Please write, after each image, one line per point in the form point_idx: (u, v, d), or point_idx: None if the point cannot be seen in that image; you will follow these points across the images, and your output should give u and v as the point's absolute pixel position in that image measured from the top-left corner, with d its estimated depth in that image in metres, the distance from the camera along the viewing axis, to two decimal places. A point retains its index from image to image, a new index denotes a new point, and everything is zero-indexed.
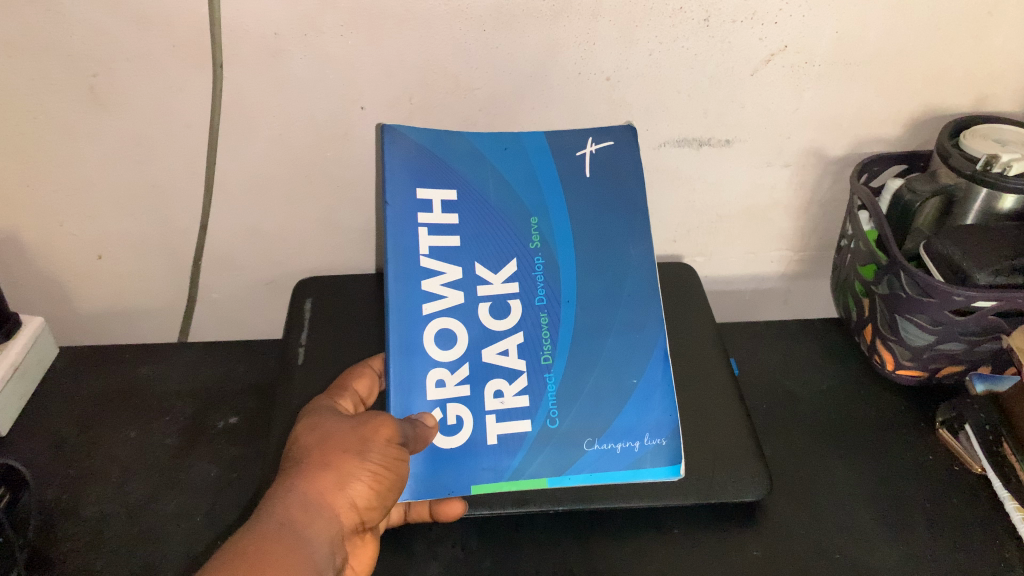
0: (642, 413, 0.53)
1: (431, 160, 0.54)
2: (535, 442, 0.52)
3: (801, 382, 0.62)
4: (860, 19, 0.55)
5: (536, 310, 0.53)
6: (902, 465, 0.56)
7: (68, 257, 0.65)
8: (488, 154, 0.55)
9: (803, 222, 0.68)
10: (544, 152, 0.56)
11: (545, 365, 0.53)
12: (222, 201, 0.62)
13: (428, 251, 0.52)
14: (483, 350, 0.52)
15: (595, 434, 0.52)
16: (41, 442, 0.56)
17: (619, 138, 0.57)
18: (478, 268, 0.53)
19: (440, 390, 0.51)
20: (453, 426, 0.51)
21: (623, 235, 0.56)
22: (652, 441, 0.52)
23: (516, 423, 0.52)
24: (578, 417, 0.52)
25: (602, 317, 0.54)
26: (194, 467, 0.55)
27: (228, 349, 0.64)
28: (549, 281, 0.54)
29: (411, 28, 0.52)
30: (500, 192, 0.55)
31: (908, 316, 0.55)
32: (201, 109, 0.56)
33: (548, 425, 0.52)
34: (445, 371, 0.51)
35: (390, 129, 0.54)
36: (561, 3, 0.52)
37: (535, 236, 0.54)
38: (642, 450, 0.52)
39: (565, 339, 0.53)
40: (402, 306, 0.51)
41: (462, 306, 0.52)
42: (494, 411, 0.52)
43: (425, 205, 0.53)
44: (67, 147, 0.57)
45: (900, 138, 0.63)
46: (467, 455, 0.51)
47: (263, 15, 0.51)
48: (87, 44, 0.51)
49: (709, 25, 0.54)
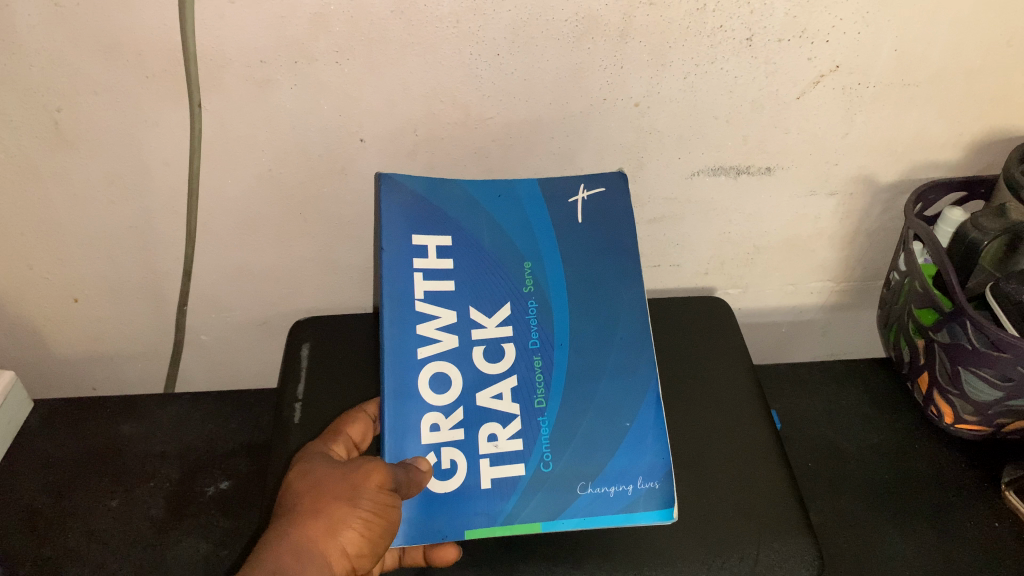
0: (635, 456, 0.46)
1: (424, 208, 0.48)
2: (527, 487, 0.45)
3: (850, 437, 0.57)
4: (924, 35, 0.48)
5: (530, 353, 0.47)
6: (965, 532, 0.50)
7: (42, 301, 0.59)
8: (482, 202, 0.49)
9: (847, 252, 0.62)
10: (537, 199, 0.50)
11: (539, 409, 0.46)
12: (209, 242, 0.56)
13: (423, 295, 0.47)
14: (476, 394, 0.46)
15: (588, 476, 0.45)
16: (12, 515, 0.51)
17: (610, 185, 0.51)
18: (473, 312, 0.47)
19: (435, 434, 0.45)
20: (448, 471, 0.45)
21: (614, 280, 0.49)
22: (645, 484, 0.45)
23: (511, 467, 0.45)
24: (573, 460, 0.45)
25: (597, 359, 0.48)
26: (181, 543, 0.50)
27: (218, 401, 0.59)
28: (542, 323, 0.48)
29: (416, 54, 0.46)
30: (495, 239, 0.49)
31: (973, 369, 0.50)
32: (180, 146, 0.50)
33: (540, 469, 0.45)
34: (439, 415, 0.45)
35: (387, 177, 0.49)
36: (586, 24, 0.46)
37: (529, 280, 0.48)
38: (637, 494, 0.45)
39: (558, 381, 0.47)
40: (392, 351, 0.45)
41: (456, 350, 0.46)
42: (487, 455, 0.45)
43: (419, 250, 0.47)
44: (33, 188, 0.51)
45: (958, 162, 0.56)
46: (459, 500, 0.44)
47: (246, 42, 0.44)
48: (46, 78, 0.45)
49: (751, 44, 0.48)
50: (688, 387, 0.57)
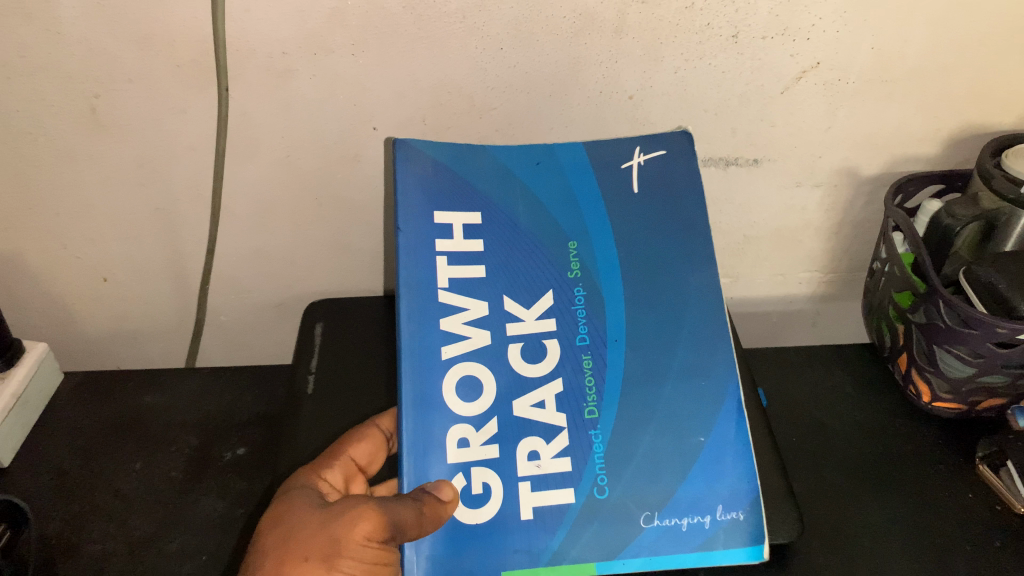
0: (711, 483, 0.46)
1: (448, 179, 0.50)
2: (577, 518, 0.45)
3: (833, 416, 0.60)
4: (898, 34, 0.52)
5: (577, 351, 0.47)
6: (940, 503, 0.53)
7: (72, 280, 0.63)
8: (518, 174, 0.51)
9: (833, 243, 0.66)
10: (581, 167, 0.51)
11: (590, 423, 0.46)
12: (231, 225, 0.60)
13: (448, 285, 0.48)
14: (513, 402, 0.46)
15: (655, 507, 0.46)
16: (43, 475, 0.54)
17: (670, 146, 0.52)
18: (507, 303, 0.48)
19: (462, 451, 0.45)
20: (479, 496, 0.45)
21: (680, 263, 0.50)
22: (727, 515, 0.46)
23: (556, 492, 0.45)
24: (631, 485, 0.46)
25: (657, 365, 0.48)
26: (200, 502, 0.53)
27: (236, 375, 0.62)
28: (591, 316, 0.48)
29: (425, 47, 0.50)
30: (531, 214, 0.50)
31: (946, 347, 0.53)
32: (206, 133, 0.54)
33: (594, 494, 0.45)
34: (468, 429, 0.46)
35: (403, 146, 0.50)
36: (582, 21, 0.49)
37: (575, 264, 0.49)
38: (715, 529, 0.46)
39: (612, 388, 0.47)
40: (418, 345, 0.46)
41: (489, 350, 0.47)
42: (528, 478, 0.45)
43: (444, 229, 0.49)
44: (68, 169, 0.55)
45: (937, 156, 0.60)
46: (493, 533, 0.45)
47: (269, 33, 0.48)
48: (85, 66, 0.49)
49: (738, 41, 0.51)
50: None
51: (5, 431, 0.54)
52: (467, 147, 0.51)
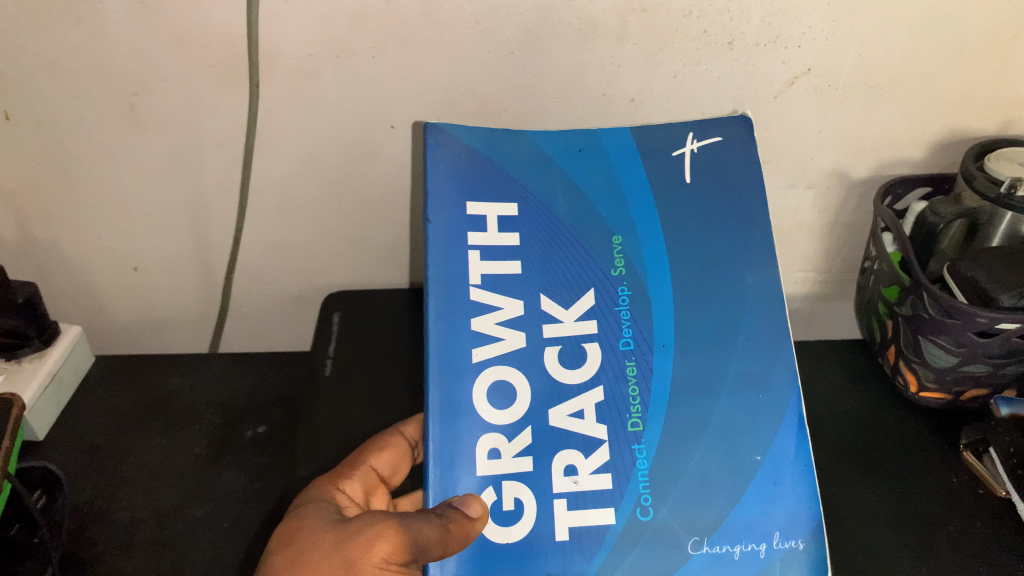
0: (765, 507, 0.47)
1: (482, 166, 0.51)
2: (618, 542, 0.45)
3: (824, 405, 0.63)
4: (883, 43, 0.55)
5: (621, 356, 0.48)
6: (926, 487, 0.56)
7: (105, 269, 0.67)
8: (559, 160, 0.52)
9: (826, 244, 0.69)
10: (628, 151, 0.53)
11: (634, 436, 0.47)
12: (255, 218, 0.64)
13: (479, 282, 0.49)
14: (551, 413, 0.47)
15: (704, 533, 0.46)
16: (75, 447, 0.58)
17: (727, 133, 0.53)
18: (545, 303, 0.49)
19: (492, 462, 0.46)
20: (510, 511, 0.46)
21: (733, 260, 0.51)
22: (785, 543, 0.46)
23: (595, 513, 0.46)
24: (675, 509, 0.46)
25: (708, 374, 0.49)
26: (222, 475, 0.56)
27: (256, 360, 0.66)
28: (636, 320, 0.49)
29: (440, 50, 0.54)
30: (574, 207, 0.51)
31: (931, 337, 0.55)
32: (234, 129, 0.58)
33: (637, 515, 0.46)
34: (501, 439, 0.47)
35: (435, 131, 0.52)
36: (587, 26, 0.53)
37: (620, 261, 0.50)
38: (771, 557, 0.46)
39: (658, 400, 0.48)
40: (449, 345, 0.48)
41: (523, 352, 0.48)
42: (564, 495, 0.46)
43: (478, 221, 0.50)
44: (106, 162, 0.59)
45: (924, 160, 0.63)
46: (524, 555, 0.45)
47: (297, 36, 0.52)
48: (126, 65, 0.53)
49: (733, 47, 0.55)
50: None
51: (42, 407, 0.58)
52: (504, 133, 0.53)
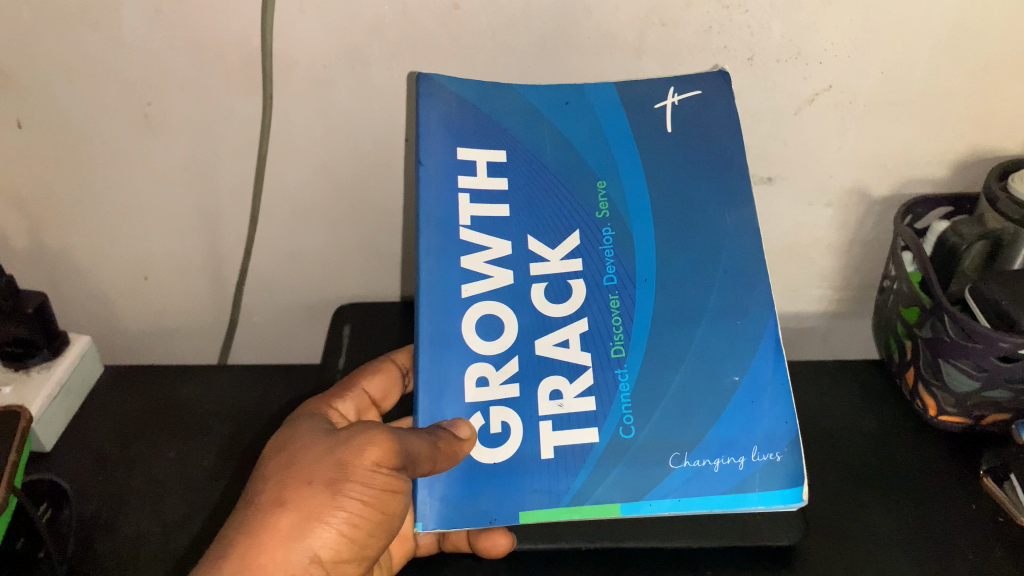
0: (744, 426, 0.48)
1: (472, 115, 0.52)
2: (602, 459, 0.47)
3: (841, 425, 0.62)
4: (906, 59, 0.54)
5: (605, 291, 0.50)
6: (945, 512, 0.55)
7: (117, 277, 0.67)
8: (546, 111, 0.53)
9: (845, 262, 0.68)
10: (614, 104, 0.53)
11: (617, 361, 0.49)
12: (267, 228, 0.63)
13: (470, 223, 0.51)
14: (536, 341, 0.49)
15: (684, 450, 0.47)
16: (83, 458, 0.57)
17: (707, 88, 0.52)
18: (532, 243, 0.51)
19: (481, 390, 0.49)
20: (498, 433, 0.48)
21: (712, 201, 0.51)
22: (763, 456, 0.47)
23: (577, 432, 0.48)
24: (657, 430, 0.48)
25: (688, 307, 0.50)
26: (230, 488, 0.55)
27: (266, 371, 0.65)
28: (620, 258, 0.50)
29: (457, 61, 0.53)
30: (560, 155, 0.52)
31: (951, 361, 0.54)
32: (248, 139, 0.57)
33: (619, 435, 0.47)
34: (488, 367, 0.49)
35: (426, 79, 0.51)
36: (605, 39, 0.53)
37: (604, 204, 0.51)
38: (750, 470, 0.47)
39: (640, 330, 0.49)
40: (441, 282, 0.49)
41: (512, 289, 0.50)
42: (549, 417, 0.48)
43: (468, 166, 0.51)
44: (119, 170, 0.59)
45: (946, 179, 0.62)
46: (513, 474, 0.47)
47: (312, 46, 0.52)
48: (141, 73, 0.53)
49: (753, 63, 0.54)
50: None
51: (50, 416, 0.57)
52: (494, 84, 0.53)
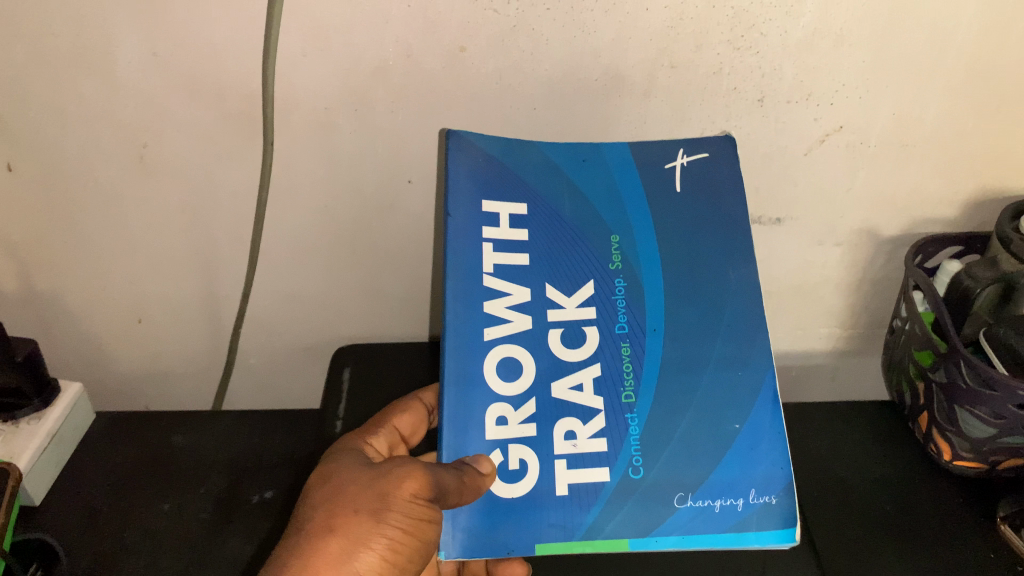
0: (746, 467, 0.46)
1: (498, 170, 0.51)
2: (613, 496, 0.45)
3: (854, 471, 0.61)
4: (919, 101, 0.53)
5: (616, 338, 0.48)
6: (963, 561, 0.54)
7: (109, 319, 0.65)
8: (565, 168, 0.51)
9: (853, 300, 0.67)
10: (628, 165, 0.52)
11: (628, 405, 0.47)
12: (265, 270, 0.62)
13: (493, 269, 0.49)
14: (552, 383, 0.47)
15: (688, 488, 0.45)
16: (75, 512, 0.55)
17: (713, 151, 0.52)
18: (549, 290, 0.49)
19: (501, 428, 0.46)
20: (515, 472, 0.46)
21: (720, 258, 0.50)
22: (759, 499, 0.45)
23: (592, 470, 0.46)
24: (665, 470, 0.46)
25: (696, 353, 0.48)
26: (229, 543, 0.54)
27: (265, 417, 0.63)
28: (631, 307, 0.48)
29: (463, 103, 0.52)
30: (577, 210, 0.50)
31: (967, 407, 0.53)
32: (247, 181, 0.56)
33: (629, 474, 0.46)
34: (508, 407, 0.47)
35: (457, 136, 0.51)
36: (614, 81, 0.51)
37: (617, 257, 0.49)
38: (747, 510, 0.45)
39: (650, 375, 0.47)
40: (463, 324, 0.47)
41: (529, 333, 0.48)
42: (563, 456, 0.46)
43: (491, 217, 0.50)
44: (113, 214, 0.57)
45: (956, 218, 0.61)
46: (530, 508, 0.45)
47: (314, 89, 0.50)
48: (137, 116, 0.51)
49: (763, 104, 0.53)
50: None
51: (40, 468, 0.55)
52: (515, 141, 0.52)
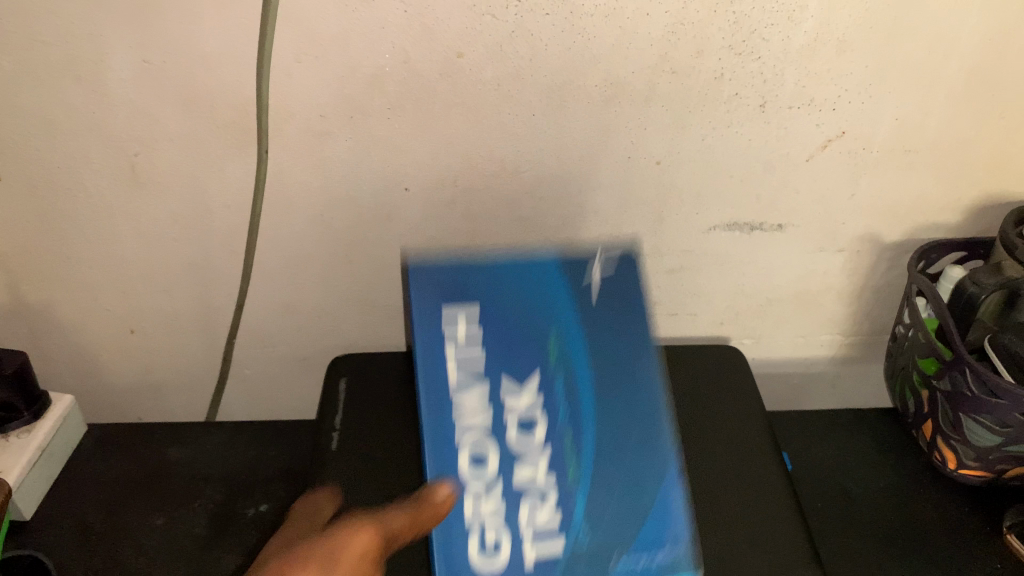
0: (663, 523, 0.41)
1: None
2: (571, 563, 0.39)
3: (857, 482, 0.60)
4: (921, 107, 0.53)
5: (560, 430, 0.40)
6: (971, 572, 0.53)
7: (101, 331, 0.64)
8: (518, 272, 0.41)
9: (855, 307, 0.66)
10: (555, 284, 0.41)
11: (574, 486, 0.40)
12: (260, 280, 0.61)
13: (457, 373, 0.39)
14: (511, 462, 0.39)
15: (623, 544, 0.40)
16: (66, 528, 0.54)
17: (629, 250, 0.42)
18: (506, 390, 0.39)
19: (477, 472, 0.39)
20: (490, 548, 0.39)
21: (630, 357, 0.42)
22: (670, 555, 0.40)
23: (550, 541, 0.39)
24: (613, 532, 0.40)
25: (628, 419, 0.41)
26: (224, 559, 0.52)
27: (261, 430, 0.62)
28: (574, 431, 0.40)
29: (460, 111, 0.51)
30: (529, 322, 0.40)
31: (973, 416, 0.52)
32: (240, 191, 0.55)
33: (577, 540, 0.39)
34: (478, 447, 0.39)
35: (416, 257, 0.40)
36: (613, 88, 0.51)
37: (556, 354, 0.40)
38: (667, 562, 0.40)
39: (586, 418, 0.40)
40: (427, 372, 0.39)
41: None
42: (529, 509, 0.39)
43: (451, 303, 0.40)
44: (104, 225, 0.56)
45: (958, 224, 0.60)
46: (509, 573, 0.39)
47: (309, 96, 0.50)
48: (129, 126, 0.51)
49: (765, 110, 0.52)
50: (703, 422, 0.58)
51: (30, 484, 0.54)
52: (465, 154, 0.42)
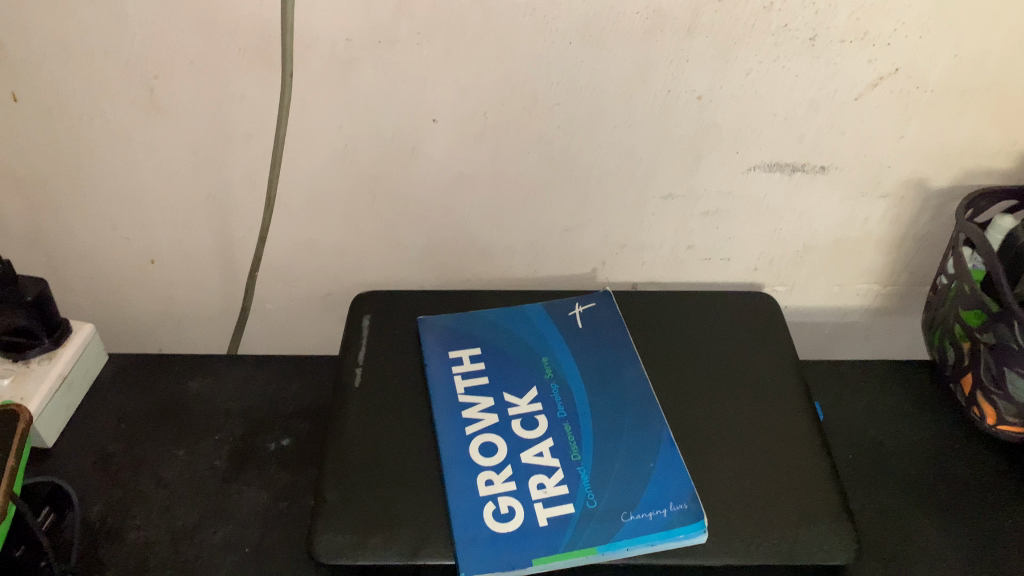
0: (664, 484, 0.47)
1: None
2: None
3: (889, 435, 0.58)
4: (982, 45, 0.50)
5: None
6: (1006, 531, 0.51)
7: (120, 262, 0.63)
8: None
9: (894, 257, 0.64)
10: None
11: (574, 461, 0.48)
12: (281, 213, 0.59)
13: None
14: (520, 452, 0.48)
15: (629, 506, 0.46)
16: (86, 457, 0.54)
17: None
18: None
19: None
20: (506, 515, 0.45)
21: None
22: (677, 505, 0.46)
23: None
24: (615, 497, 0.46)
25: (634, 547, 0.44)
26: (243, 493, 0.52)
27: (282, 366, 0.62)
28: None
29: (492, 40, 0.49)
30: None
31: (1018, 371, 0.50)
32: (261, 119, 0.53)
33: (586, 505, 0.46)
34: None
35: None
36: (654, 18, 0.48)
37: None
38: (671, 515, 0.46)
39: None
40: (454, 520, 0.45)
41: (497, 424, 0.50)
42: (540, 499, 0.46)
43: None
44: (122, 152, 0.55)
45: (1011, 171, 0.57)
46: (519, 538, 0.44)
47: (333, 19, 0.47)
48: (146, 49, 0.49)
49: (814, 44, 0.49)
50: (732, 370, 0.57)
51: (51, 412, 0.54)
52: None
